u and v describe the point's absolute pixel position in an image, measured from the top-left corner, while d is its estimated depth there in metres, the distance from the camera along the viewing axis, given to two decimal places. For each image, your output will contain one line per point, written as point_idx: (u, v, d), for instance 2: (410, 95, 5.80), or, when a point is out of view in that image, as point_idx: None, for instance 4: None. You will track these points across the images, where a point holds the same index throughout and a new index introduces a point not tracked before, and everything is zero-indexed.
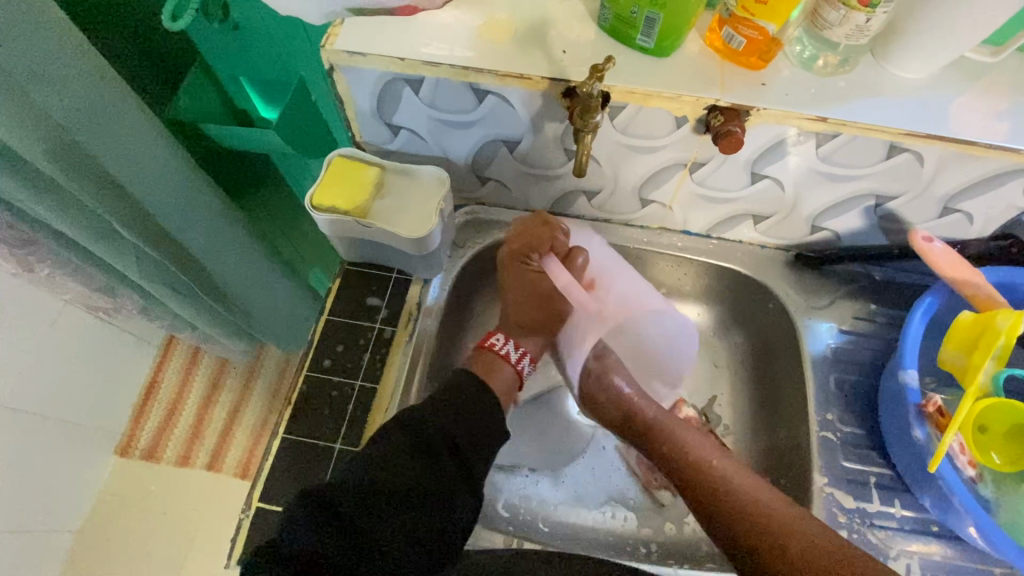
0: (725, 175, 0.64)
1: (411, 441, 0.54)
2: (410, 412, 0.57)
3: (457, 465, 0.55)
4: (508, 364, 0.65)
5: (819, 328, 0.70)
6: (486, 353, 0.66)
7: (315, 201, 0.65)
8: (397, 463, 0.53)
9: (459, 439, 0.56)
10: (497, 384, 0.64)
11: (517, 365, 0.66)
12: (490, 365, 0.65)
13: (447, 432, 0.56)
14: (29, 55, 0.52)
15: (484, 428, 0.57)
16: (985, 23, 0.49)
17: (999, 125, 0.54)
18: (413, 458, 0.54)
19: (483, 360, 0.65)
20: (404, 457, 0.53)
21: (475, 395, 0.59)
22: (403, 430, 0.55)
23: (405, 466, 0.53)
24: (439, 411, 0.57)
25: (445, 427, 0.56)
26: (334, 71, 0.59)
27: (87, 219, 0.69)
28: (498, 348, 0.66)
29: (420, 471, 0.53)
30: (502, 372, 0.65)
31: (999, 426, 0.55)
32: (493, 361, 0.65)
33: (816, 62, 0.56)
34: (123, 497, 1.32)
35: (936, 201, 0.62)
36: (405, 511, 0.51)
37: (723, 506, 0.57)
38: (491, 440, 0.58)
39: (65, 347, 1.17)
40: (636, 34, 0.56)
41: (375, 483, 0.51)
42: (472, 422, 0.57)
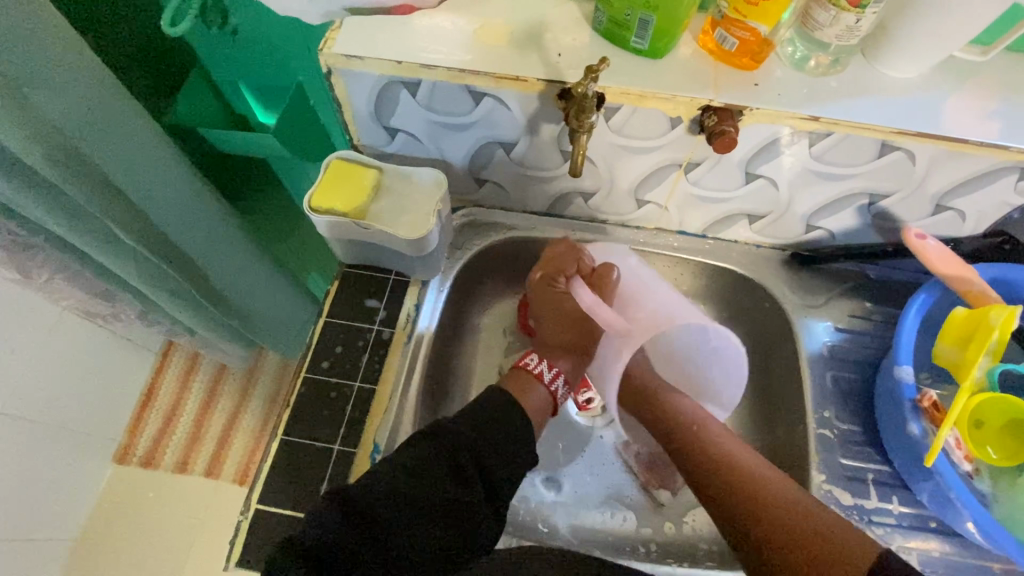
0: (720, 175, 0.65)
1: (444, 458, 0.53)
2: (446, 425, 0.56)
3: (485, 478, 0.54)
4: (541, 383, 0.65)
5: (816, 326, 0.71)
6: (521, 372, 0.66)
7: (314, 204, 0.65)
8: (427, 477, 0.52)
9: (488, 450, 0.55)
10: (531, 404, 0.63)
11: (551, 386, 0.66)
12: (525, 385, 0.64)
13: (477, 447, 0.55)
14: (29, 61, 0.52)
15: (509, 446, 0.57)
16: (973, 23, 0.50)
17: (989, 123, 0.55)
18: (445, 477, 0.53)
19: (518, 377, 0.65)
20: (434, 468, 0.53)
21: (507, 414, 0.59)
22: (437, 443, 0.54)
23: (439, 482, 0.52)
24: (474, 424, 0.57)
25: (477, 444, 0.55)
26: (332, 74, 0.60)
27: (84, 222, 0.69)
28: (531, 367, 0.66)
29: (453, 485, 0.52)
30: (536, 392, 0.64)
31: (996, 421, 0.55)
32: (527, 379, 0.65)
33: (808, 62, 0.57)
34: (121, 504, 1.31)
35: (928, 199, 0.62)
36: (430, 524, 0.51)
37: (772, 519, 0.54)
38: (516, 459, 0.57)
39: (63, 354, 1.17)
40: (630, 37, 0.56)
41: (404, 497, 0.50)
42: (502, 446, 0.56)
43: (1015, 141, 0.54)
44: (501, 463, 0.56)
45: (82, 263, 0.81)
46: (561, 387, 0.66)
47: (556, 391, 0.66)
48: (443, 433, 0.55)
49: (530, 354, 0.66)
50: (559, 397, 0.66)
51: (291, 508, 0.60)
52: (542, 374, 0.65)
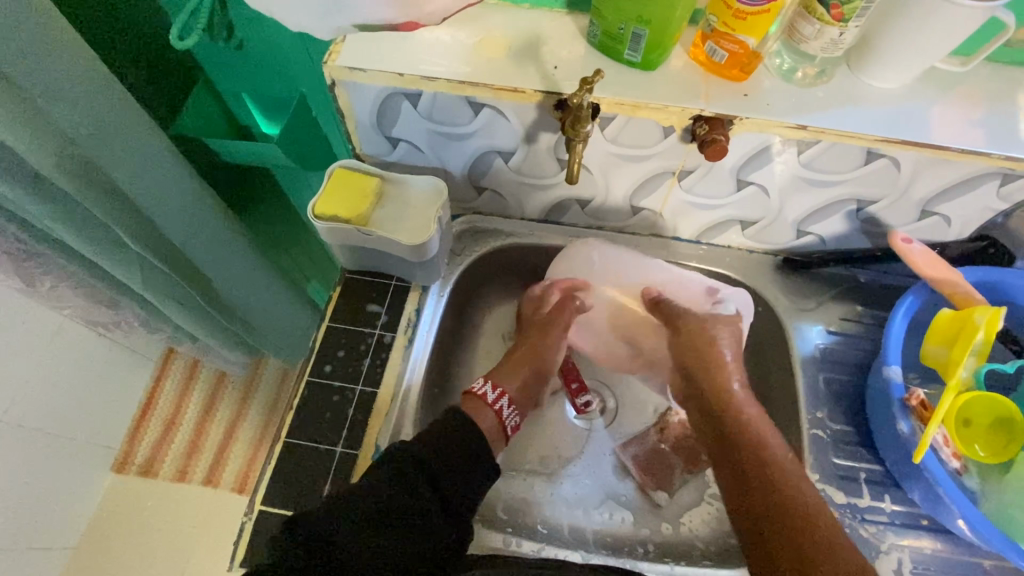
0: (712, 182, 0.66)
1: (395, 480, 0.54)
2: (399, 449, 0.57)
3: (437, 492, 0.56)
4: (495, 413, 0.66)
5: (808, 330, 0.72)
6: (470, 396, 0.67)
7: (317, 210, 0.66)
8: (381, 498, 0.53)
9: (439, 467, 0.57)
10: (482, 428, 0.64)
11: (497, 407, 0.66)
12: (473, 407, 0.66)
13: (425, 464, 0.56)
14: (41, 71, 0.54)
15: (461, 461, 0.58)
16: (950, 36, 0.52)
17: (970, 132, 0.57)
18: (400, 495, 0.54)
19: (472, 405, 0.66)
20: (384, 490, 0.54)
21: (455, 432, 0.59)
22: (386, 465, 0.55)
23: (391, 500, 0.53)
24: (425, 445, 0.58)
25: (426, 463, 0.56)
26: (336, 86, 0.62)
27: (94, 230, 0.71)
28: (479, 391, 0.67)
29: (405, 505, 0.54)
30: (483, 413, 0.65)
31: (983, 419, 0.57)
32: (481, 408, 0.66)
33: (795, 73, 0.60)
34: (121, 513, 1.31)
35: (914, 204, 0.64)
36: (386, 541, 0.52)
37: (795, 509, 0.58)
38: (467, 476, 0.58)
39: (64, 362, 1.18)
40: (623, 49, 0.59)
41: (355, 520, 0.52)
42: (455, 462, 0.57)
43: (995, 148, 0.56)
44: (452, 477, 0.57)
45: (88, 271, 0.83)
46: (513, 420, 0.67)
47: (509, 422, 0.67)
48: (394, 457, 0.56)
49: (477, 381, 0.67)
50: (509, 429, 0.67)
51: (295, 509, 0.61)
52: (499, 406, 0.66)
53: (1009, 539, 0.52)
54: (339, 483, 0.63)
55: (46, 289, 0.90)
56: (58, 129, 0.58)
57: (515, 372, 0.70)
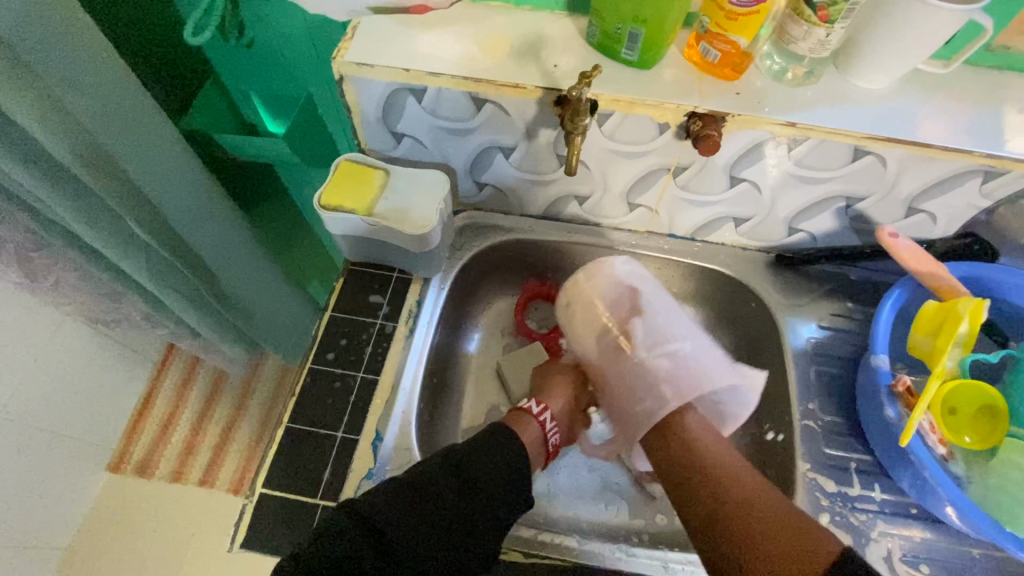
0: (706, 178, 0.69)
1: (450, 481, 0.55)
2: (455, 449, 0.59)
3: (488, 500, 0.56)
4: (539, 427, 0.67)
5: (799, 325, 0.74)
6: (520, 411, 0.68)
7: (324, 201, 0.68)
8: (434, 496, 0.54)
9: (490, 474, 0.57)
10: (526, 442, 0.65)
11: (543, 424, 0.67)
12: (521, 421, 0.66)
13: (479, 472, 0.57)
14: (59, 61, 0.56)
15: (510, 477, 0.58)
16: (932, 38, 0.54)
17: (953, 131, 0.60)
18: (449, 497, 0.54)
19: (516, 416, 0.67)
20: (439, 487, 0.55)
21: (508, 446, 0.60)
22: (443, 460, 0.57)
23: (442, 499, 0.54)
24: (480, 451, 0.59)
25: (477, 467, 0.57)
26: (343, 81, 0.64)
27: (101, 218, 0.72)
28: (534, 412, 0.67)
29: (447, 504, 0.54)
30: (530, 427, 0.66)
31: (967, 407, 0.59)
32: (527, 422, 0.66)
33: (786, 74, 0.62)
34: (116, 511, 1.30)
35: (901, 202, 0.67)
36: (431, 541, 0.52)
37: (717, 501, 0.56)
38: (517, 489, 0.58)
39: (65, 359, 1.18)
40: (620, 49, 0.61)
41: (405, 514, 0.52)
42: (504, 474, 0.58)
43: (977, 145, 0.59)
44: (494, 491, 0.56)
45: (94, 262, 0.84)
46: (554, 438, 0.68)
47: (549, 439, 0.67)
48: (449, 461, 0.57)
49: (532, 399, 0.67)
50: (550, 446, 0.67)
51: (295, 492, 0.62)
52: (542, 419, 0.67)
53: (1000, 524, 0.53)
54: (339, 467, 0.64)
55: (51, 282, 0.91)
56: (77, 120, 0.60)
57: (563, 396, 0.70)
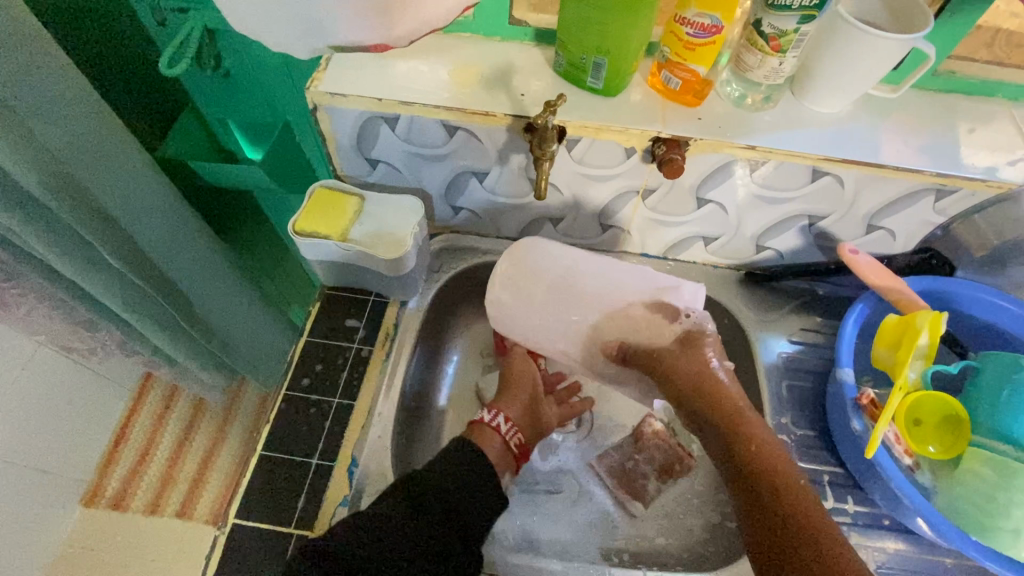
0: (674, 200, 0.71)
1: (407, 503, 0.55)
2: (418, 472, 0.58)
3: (450, 522, 0.55)
4: (497, 434, 0.64)
5: (771, 340, 0.76)
6: (478, 425, 0.65)
7: (298, 226, 0.69)
8: (408, 526, 0.53)
9: (455, 498, 0.56)
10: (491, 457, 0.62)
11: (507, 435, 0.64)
12: (480, 435, 0.64)
13: (449, 494, 0.56)
14: (33, 95, 0.57)
15: (469, 492, 0.57)
16: (879, 64, 0.57)
17: (904, 152, 0.62)
18: (411, 520, 0.54)
19: (476, 431, 0.65)
20: (399, 513, 0.54)
21: (471, 465, 0.59)
22: (399, 488, 0.56)
23: (414, 528, 0.53)
24: (440, 470, 0.58)
25: (447, 493, 0.56)
26: (318, 110, 0.66)
27: (77, 250, 0.71)
28: (487, 420, 0.65)
29: (423, 529, 0.53)
30: (492, 440, 0.63)
31: (931, 417, 0.61)
32: (482, 432, 0.64)
33: (745, 100, 0.65)
34: (89, 549, 1.25)
35: (861, 219, 0.69)
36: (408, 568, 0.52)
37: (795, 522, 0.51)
38: (483, 503, 0.58)
39: (42, 391, 1.15)
40: (586, 77, 0.63)
41: (370, 542, 0.51)
42: (465, 487, 0.57)
43: (927, 165, 0.62)
44: (462, 510, 0.56)
45: (68, 292, 0.83)
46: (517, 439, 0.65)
47: (511, 441, 0.64)
48: (415, 483, 0.56)
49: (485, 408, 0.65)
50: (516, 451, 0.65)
51: (269, 522, 0.61)
52: (498, 424, 0.64)
53: (972, 535, 0.54)
54: (314, 494, 0.63)
55: (23, 313, 0.89)
56: (48, 149, 0.60)
57: (516, 398, 0.68)
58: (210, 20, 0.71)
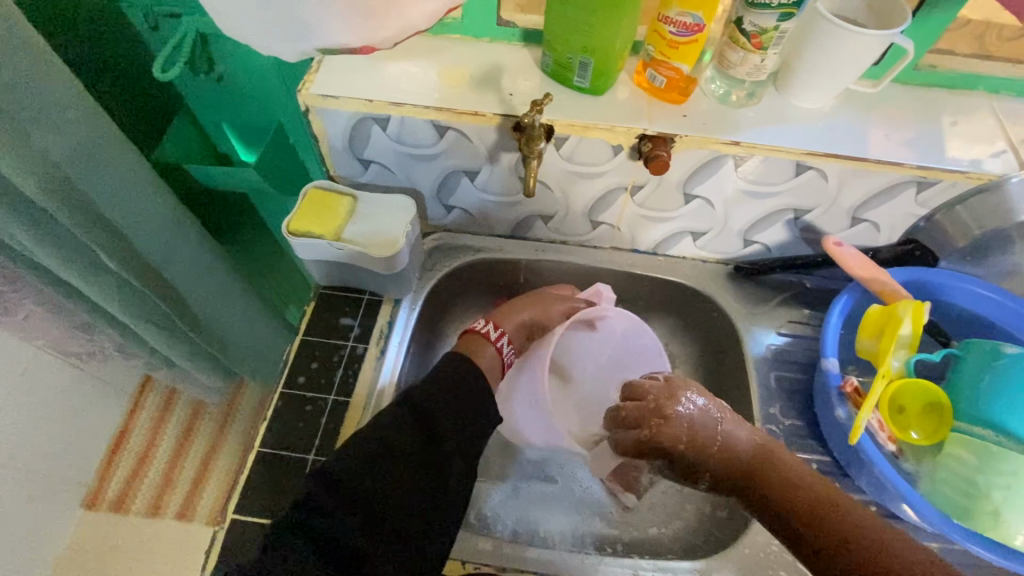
0: (662, 195, 0.72)
1: (412, 427, 0.57)
2: (410, 393, 0.59)
3: (453, 439, 0.58)
4: (491, 345, 0.69)
5: (759, 333, 0.77)
6: (474, 335, 0.70)
7: (292, 227, 0.70)
8: (404, 442, 0.55)
9: (452, 417, 0.58)
10: (482, 362, 0.67)
11: (498, 345, 0.70)
12: (476, 345, 0.69)
13: (443, 414, 0.58)
14: (27, 100, 0.58)
15: (466, 410, 0.59)
16: (858, 60, 0.58)
17: (885, 145, 0.64)
18: (418, 445, 0.56)
19: (470, 340, 0.70)
20: (405, 436, 0.56)
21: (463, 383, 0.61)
22: (402, 412, 0.57)
23: (411, 446, 0.56)
24: (432, 392, 0.59)
25: (445, 415, 0.58)
26: (310, 112, 0.67)
27: (73, 252, 0.72)
28: (478, 327, 0.71)
29: (420, 448, 0.56)
30: (486, 351, 0.68)
31: (915, 405, 0.62)
32: (477, 339, 0.69)
33: (729, 96, 0.66)
34: (90, 552, 1.26)
35: (845, 212, 0.70)
36: (410, 485, 0.54)
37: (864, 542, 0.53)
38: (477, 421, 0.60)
39: (41, 395, 1.16)
40: (573, 76, 0.64)
41: (380, 470, 0.53)
42: (461, 407, 0.59)
43: (906, 158, 0.63)
44: (457, 430, 0.58)
45: (66, 296, 0.84)
46: (506, 344, 0.71)
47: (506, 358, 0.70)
48: (412, 405, 0.58)
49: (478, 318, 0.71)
50: (505, 353, 0.70)
51: (268, 517, 0.63)
52: (499, 342, 0.70)
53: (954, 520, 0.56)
54: None
55: (21, 318, 0.90)
56: (45, 154, 0.62)
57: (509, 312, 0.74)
58: (202, 26, 0.72)
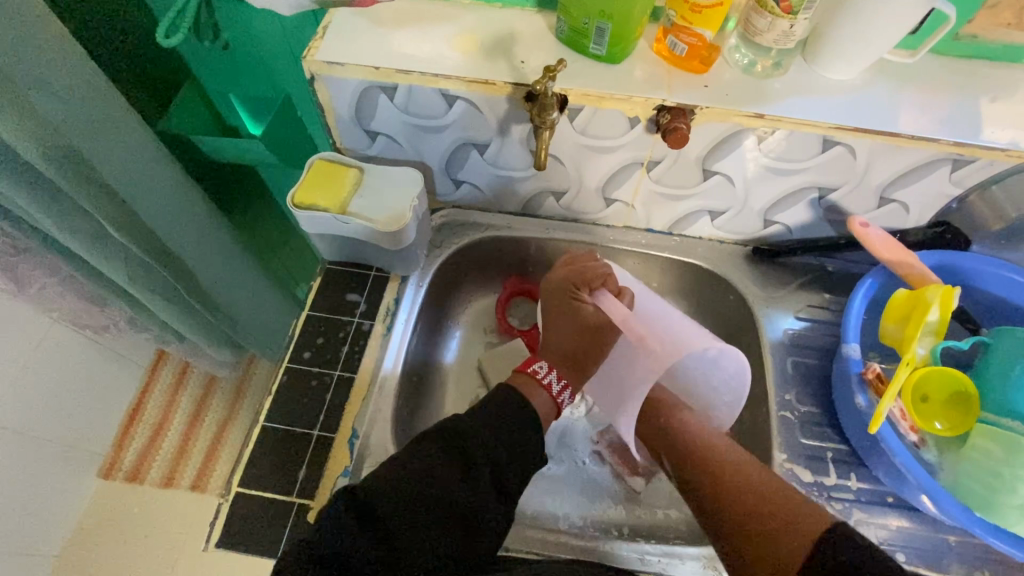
0: (679, 172, 0.69)
1: (451, 459, 0.54)
2: (460, 423, 0.56)
3: (496, 485, 0.54)
4: (546, 390, 0.62)
5: (777, 317, 0.74)
6: (527, 377, 0.63)
7: (297, 200, 0.68)
8: (443, 483, 0.52)
9: (500, 459, 0.55)
10: (538, 409, 0.61)
11: (557, 397, 0.63)
12: (530, 391, 0.62)
13: (484, 442, 0.55)
14: (28, 64, 0.57)
15: (520, 445, 0.57)
16: (896, 26, 0.54)
17: (922, 119, 0.60)
18: (459, 480, 0.53)
19: (525, 383, 0.63)
20: (446, 472, 0.53)
21: (518, 414, 0.58)
22: (448, 446, 0.54)
23: (451, 484, 0.52)
24: (486, 425, 0.56)
25: (492, 451, 0.55)
26: (315, 80, 0.65)
27: (74, 219, 0.71)
28: (539, 376, 0.63)
29: (461, 489, 0.52)
30: (540, 399, 0.62)
31: (939, 394, 0.60)
32: (534, 387, 0.62)
33: (754, 67, 0.63)
34: (106, 518, 1.29)
35: (873, 191, 0.67)
36: (443, 530, 0.51)
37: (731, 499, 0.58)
38: (528, 459, 0.57)
39: (56, 367, 1.17)
40: (588, 43, 0.61)
41: (413, 502, 0.51)
42: (512, 445, 0.56)
43: (943, 134, 0.59)
44: (508, 462, 0.55)
45: (75, 266, 0.83)
46: (566, 399, 0.63)
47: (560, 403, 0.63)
48: (451, 431, 0.55)
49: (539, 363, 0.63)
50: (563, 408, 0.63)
51: (272, 490, 0.63)
52: (549, 382, 0.63)
53: (979, 516, 0.53)
54: (316, 465, 0.64)
55: (33, 290, 0.90)
56: (49, 123, 0.61)
57: (563, 353, 0.65)
58: None
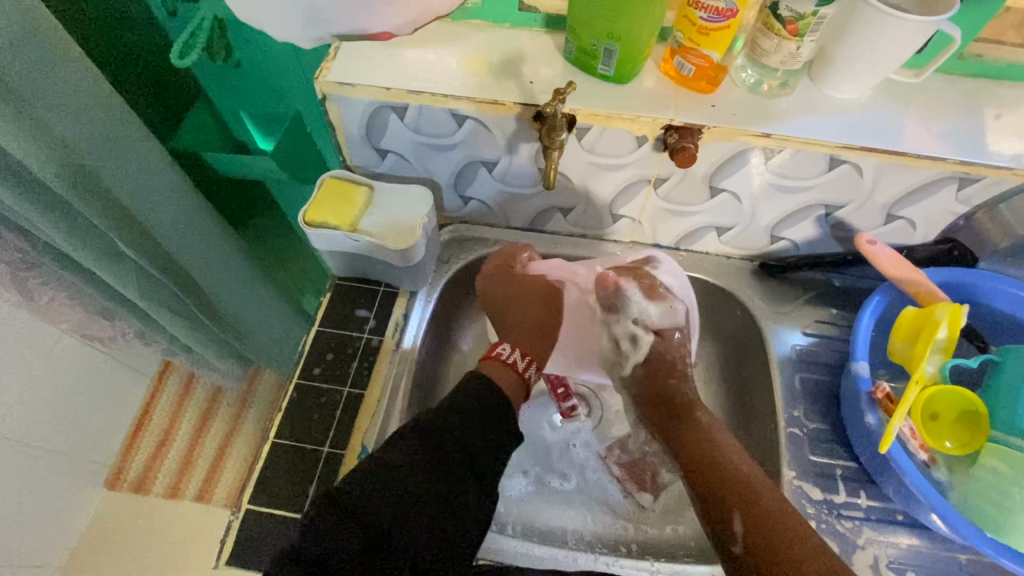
0: (686, 189, 0.70)
1: (421, 450, 0.57)
2: (426, 416, 0.60)
3: (468, 468, 0.58)
4: (512, 369, 0.70)
5: (784, 333, 0.74)
6: (492, 358, 0.70)
7: (308, 218, 0.69)
8: (415, 472, 0.55)
9: (467, 442, 0.59)
10: (504, 385, 0.67)
11: (522, 372, 0.70)
12: (497, 369, 0.69)
13: (456, 434, 0.59)
14: (45, 87, 0.58)
15: (486, 427, 0.61)
16: (902, 49, 0.55)
17: (929, 138, 0.60)
18: (431, 469, 0.56)
19: (490, 365, 0.69)
20: (419, 461, 0.56)
21: (482, 402, 0.62)
22: (417, 436, 0.57)
23: (424, 475, 0.55)
24: (452, 416, 0.60)
25: (461, 436, 0.59)
26: (327, 101, 0.65)
27: (90, 237, 0.72)
28: (504, 357, 0.70)
29: (435, 477, 0.56)
30: (507, 375, 0.69)
31: (949, 412, 0.60)
32: (500, 367, 0.69)
33: (761, 86, 0.63)
34: (111, 529, 1.29)
35: (880, 208, 0.67)
36: (421, 516, 0.54)
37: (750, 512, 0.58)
38: (498, 440, 0.61)
39: (64, 378, 1.18)
40: (597, 64, 0.62)
41: (389, 492, 0.54)
42: (478, 424, 0.60)
43: (951, 153, 0.59)
44: (475, 442, 0.59)
45: (86, 280, 0.84)
46: (531, 372, 0.71)
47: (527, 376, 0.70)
48: (419, 425, 0.58)
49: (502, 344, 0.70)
50: (530, 381, 0.71)
51: (282, 506, 0.63)
52: (513, 360, 0.70)
53: (994, 537, 0.53)
54: (325, 482, 0.64)
55: (43, 303, 0.91)
56: (65, 145, 0.62)
57: (526, 331, 0.75)
58: (219, 11, 0.71)
